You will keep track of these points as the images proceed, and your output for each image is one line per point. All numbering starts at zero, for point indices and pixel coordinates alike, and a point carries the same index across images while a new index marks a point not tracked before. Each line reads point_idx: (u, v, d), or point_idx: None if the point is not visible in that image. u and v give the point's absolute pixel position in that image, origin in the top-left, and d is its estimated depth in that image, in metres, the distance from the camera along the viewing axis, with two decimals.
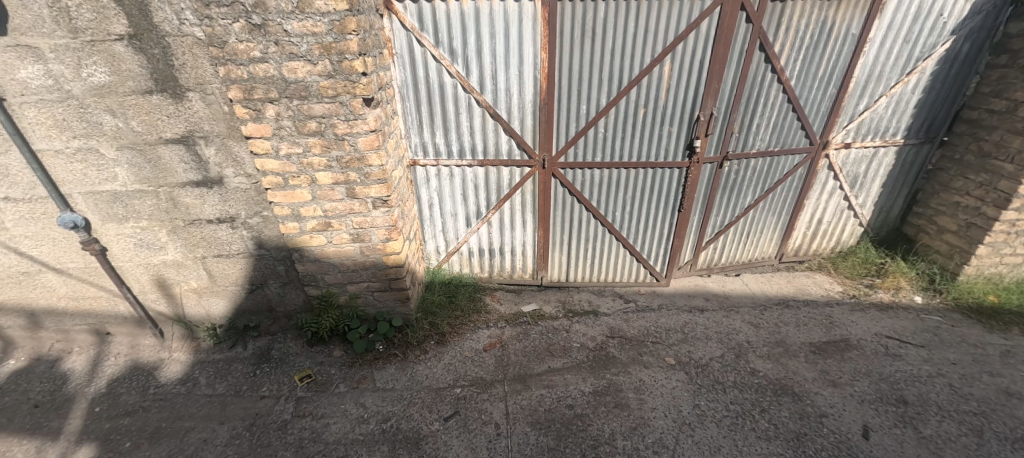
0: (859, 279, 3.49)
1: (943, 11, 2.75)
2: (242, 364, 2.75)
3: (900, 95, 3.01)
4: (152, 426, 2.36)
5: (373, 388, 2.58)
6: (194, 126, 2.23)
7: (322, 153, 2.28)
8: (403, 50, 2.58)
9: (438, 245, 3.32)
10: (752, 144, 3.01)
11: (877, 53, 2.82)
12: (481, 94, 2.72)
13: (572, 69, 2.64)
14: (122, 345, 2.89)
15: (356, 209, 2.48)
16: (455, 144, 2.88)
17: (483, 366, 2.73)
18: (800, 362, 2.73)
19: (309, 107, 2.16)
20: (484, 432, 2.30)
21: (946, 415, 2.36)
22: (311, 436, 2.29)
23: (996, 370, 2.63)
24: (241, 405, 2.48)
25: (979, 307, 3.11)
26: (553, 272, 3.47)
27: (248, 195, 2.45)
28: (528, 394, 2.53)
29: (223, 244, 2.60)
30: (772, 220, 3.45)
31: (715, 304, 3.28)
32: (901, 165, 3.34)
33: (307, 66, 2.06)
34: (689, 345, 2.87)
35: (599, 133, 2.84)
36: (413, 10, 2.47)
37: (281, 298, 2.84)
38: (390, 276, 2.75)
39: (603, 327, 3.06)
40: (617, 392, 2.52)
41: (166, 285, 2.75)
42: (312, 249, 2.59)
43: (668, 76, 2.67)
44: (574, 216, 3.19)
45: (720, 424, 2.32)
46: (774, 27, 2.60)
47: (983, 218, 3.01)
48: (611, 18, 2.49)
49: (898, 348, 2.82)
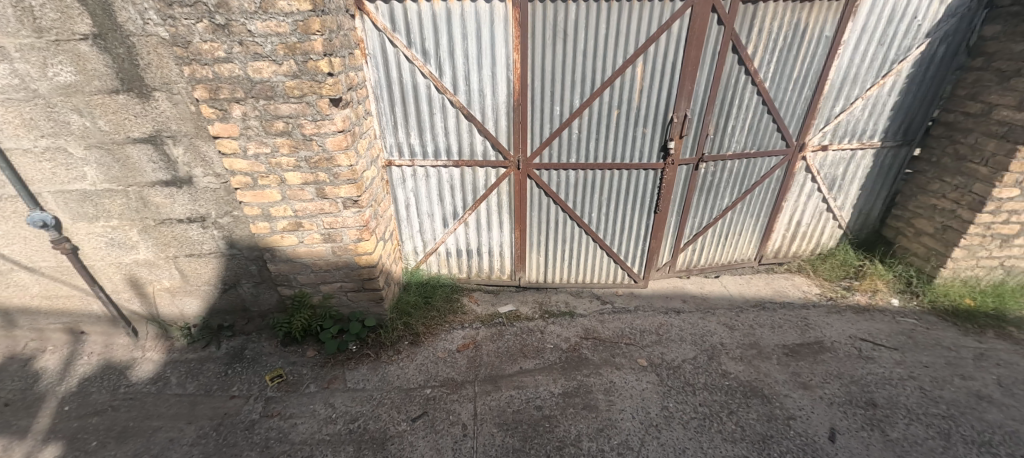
0: (837, 281, 3.49)
1: (917, 13, 2.74)
2: (214, 364, 2.75)
3: (876, 97, 3.01)
4: (120, 425, 2.36)
5: (344, 388, 2.58)
6: (162, 126, 2.23)
7: (290, 153, 2.29)
8: (375, 50, 2.57)
9: (416, 246, 3.32)
10: (728, 146, 3.01)
11: (852, 55, 2.82)
12: (455, 95, 2.72)
13: (545, 70, 2.64)
14: (96, 344, 2.88)
15: (327, 209, 2.48)
16: (429, 145, 2.89)
17: (455, 367, 2.73)
18: (773, 364, 2.72)
19: (275, 107, 2.16)
20: (451, 433, 2.30)
21: (914, 418, 2.36)
22: (278, 436, 2.30)
23: (968, 373, 2.63)
24: (211, 405, 2.48)
25: (955, 310, 3.10)
26: (531, 273, 3.47)
27: (218, 195, 2.45)
28: (498, 394, 2.53)
29: (195, 244, 2.60)
30: (751, 222, 3.45)
31: (692, 306, 3.28)
32: (879, 167, 3.33)
33: (272, 66, 2.06)
34: (663, 347, 2.87)
35: (573, 135, 2.84)
36: (385, 10, 2.47)
37: (254, 297, 2.84)
38: (363, 276, 2.75)
39: (578, 328, 3.06)
40: (586, 394, 2.52)
41: (139, 284, 2.76)
42: (283, 249, 2.59)
43: (641, 78, 2.67)
44: (551, 217, 3.19)
45: (687, 425, 2.32)
46: (747, 29, 2.60)
47: (959, 221, 3.00)
48: (582, 19, 2.49)
49: (872, 350, 2.82)
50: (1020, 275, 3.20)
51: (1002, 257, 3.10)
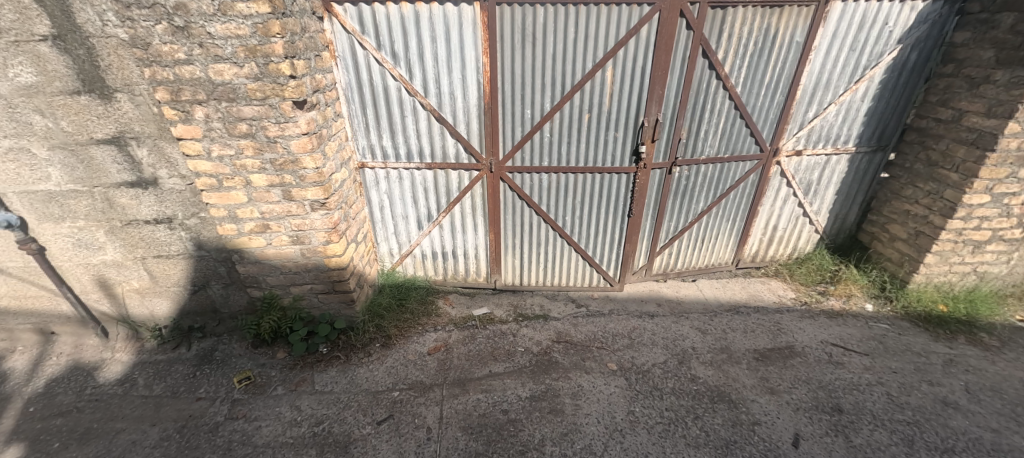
0: (813, 286, 3.51)
1: (888, 19, 2.75)
2: (183, 365, 2.74)
3: (849, 102, 3.01)
4: (83, 427, 2.34)
5: (311, 390, 2.57)
6: (125, 127, 2.23)
7: (255, 155, 2.28)
8: (345, 52, 2.57)
9: (391, 248, 3.32)
10: (702, 150, 3.01)
11: (823, 60, 2.82)
12: (426, 98, 2.72)
13: (515, 74, 2.65)
14: (66, 345, 2.87)
15: (294, 211, 2.47)
16: (402, 148, 2.89)
17: (424, 370, 2.73)
18: (742, 369, 2.72)
19: (238, 109, 2.15)
20: (415, 436, 2.29)
21: (879, 424, 2.36)
22: (241, 439, 2.29)
23: (936, 379, 2.63)
24: (176, 407, 2.47)
25: (928, 316, 3.10)
26: (507, 275, 3.48)
27: (184, 196, 2.45)
28: (465, 398, 2.53)
29: (163, 245, 2.60)
30: (727, 225, 3.46)
31: (666, 310, 3.28)
32: (854, 172, 3.34)
33: (233, 68, 2.05)
34: (634, 351, 2.87)
35: (545, 138, 2.84)
36: (353, 12, 2.46)
37: (224, 299, 2.83)
38: (333, 278, 2.74)
39: (550, 331, 3.06)
40: (553, 398, 2.52)
41: (108, 285, 2.75)
42: (251, 250, 2.59)
43: (611, 81, 2.67)
44: (525, 220, 3.19)
45: (652, 430, 2.32)
46: (716, 34, 2.61)
47: (931, 227, 3.01)
48: (550, 23, 2.49)
49: (842, 355, 2.82)
50: (993, 281, 3.21)
51: (974, 263, 3.10)
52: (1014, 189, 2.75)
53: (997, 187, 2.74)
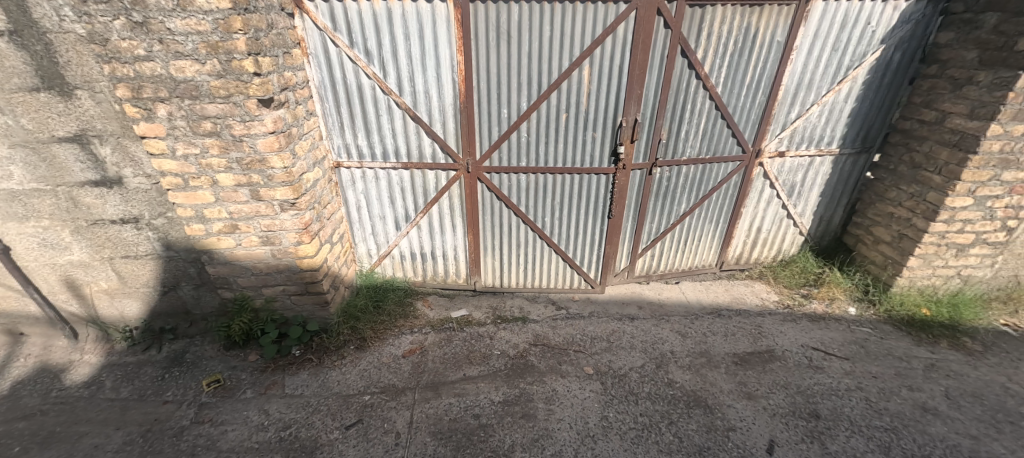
0: (796, 288, 3.47)
1: (871, 19, 2.70)
2: (153, 367, 2.70)
3: (832, 103, 2.97)
4: (46, 430, 2.29)
5: (281, 394, 2.52)
6: (87, 125, 2.18)
7: (220, 154, 2.23)
8: (317, 49, 2.52)
9: (369, 248, 3.28)
10: (683, 151, 2.97)
11: (805, 60, 2.78)
12: (400, 96, 2.68)
13: (490, 73, 2.60)
14: (34, 346, 2.82)
15: (263, 211, 2.42)
16: (377, 147, 2.84)
17: (397, 373, 2.68)
18: (720, 373, 2.68)
19: (201, 107, 2.10)
20: (383, 441, 2.25)
21: (856, 431, 2.32)
22: (205, 443, 2.24)
23: (916, 385, 2.59)
24: (142, 410, 2.43)
25: (911, 320, 3.06)
26: (486, 277, 3.44)
27: (150, 196, 2.40)
28: (437, 402, 2.49)
29: (130, 245, 2.55)
30: (710, 227, 3.41)
31: (647, 313, 3.24)
32: (838, 175, 3.31)
33: (195, 65, 2.01)
34: (612, 354, 2.83)
35: (522, 138, 2.79)
36: (325, 9, 2.41)
37: (195, 300, 2.79)
38: (305, 280, 2.70)
39: (528, 334, 3.01)
40: (526, 402, 2.47)
41: (76, 286, 2.70)
42: (221, 251, 2.54)
43: (587, 81, 2.63)
44: (504, 221, 3.15)
45: (624, 436, 2.27)
46: (695, 33, 2.56)
47: (914, 229, 2.97)
48: (525, 20, 2.45)
49: (822, 360, 2.78)
50: (977, 285, 3.18)
51: (958, 267, 3.07)
52: (997, 192, 2.71)
53: (980, 190, 2.70)
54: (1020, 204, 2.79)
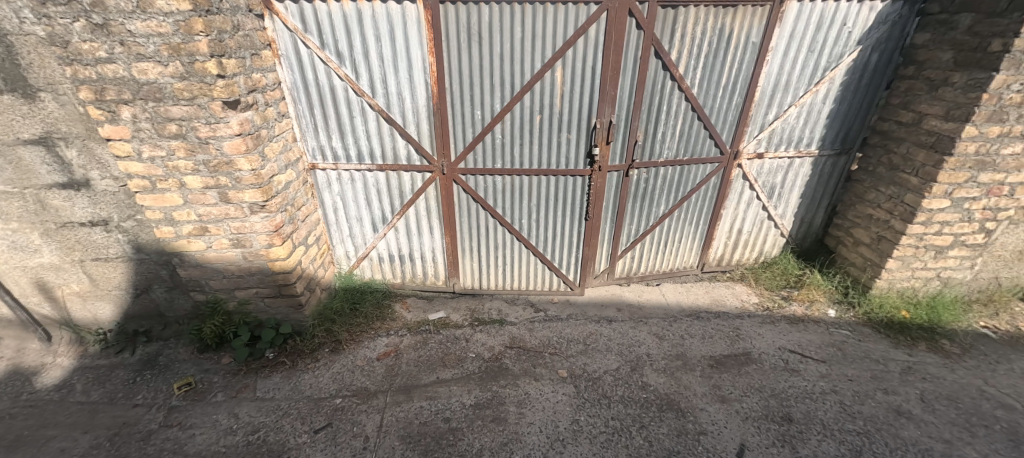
0: (776, 290, 3.46)
1: (847, 19, 2.69)
2: (125, 370, 2.68)
3: (810, 105, 2.96)
4: (13, 434, 2.28)
5: (252, 397, 2.51)
6: (52, 127, 2.17)
7: (187, 156, 2.22)
8: (288, 50, 2.50)
9: (347, 250, 3.27)
10: (659, 152, 2.95)
11: (781, 62, 2.77)
12: (373, 98, 2.66)
13: (463, 74, 2.59)
14: (7, 349, 2.80)
15: (232, 214, 2.41)
16: (352, 149, 2.82)
17: (370, 376, 2.67)
18: (694, 376, 2.67)
19: (166, 109, 2.09)
20: (351, 445, 2.23)
21: (828, 435, 2.30)
22: (173, 447, 2.22)
23: (891, 388, 2.57)
24: (111, 414, 2.41)
25: (890, 322, 3.04)
26: (465, 279, 3.43)
27: (118, 198, 2.39)
28: (408, 405, 2.47)
29: (101, 248, 2.54)
30: (690, 228, 3.40)
31: (626, 315, 3.23)
32: (818, 176, 3.29)
33: (157, 67, 1.99)
34: (587, 357, 2.82)
35: (497, 139, 2.78)
36: (295, 10, 2.40)
37: (168, 302, 2.78)
38: (278, 282, 2.69)
39: (504, 337, 3.00)
40: (498, 406, 2.46)
41: (48, 288, 2.68)
42: (191, 254, 2.54)
43: (561, 82, 2.62)
44: (481, 223, 3.14)
45: (594, 440, 2.26)
46: (668, 34, 2.55)
47: (892, 231, 2.95)
48: (496, 21, 2.43)
49: (799, 363, 2.77)
50: (957, 287, 3.17)
51: (937, 269, 3.05)
52: (974, 194, 2.70)
53: (956, 192, 2.68)
54: (998, 206, 2.77)
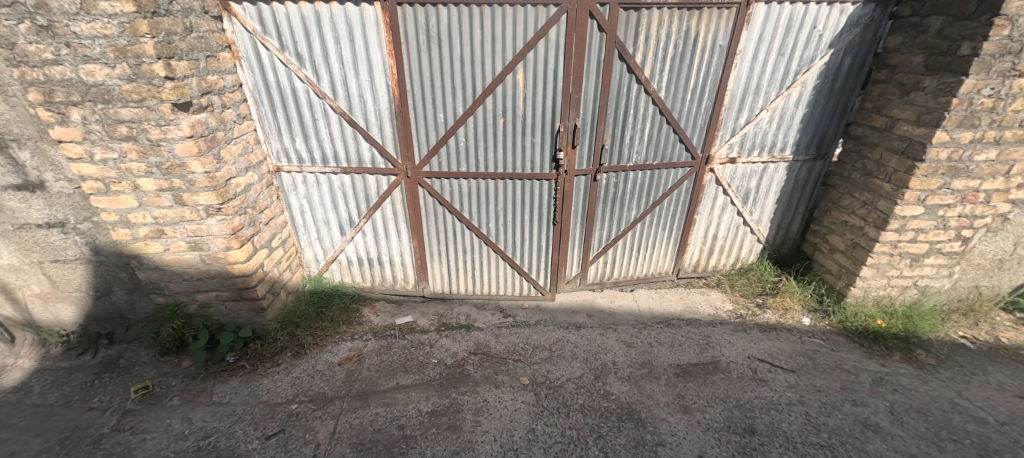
0: (751, 297, 3.40)
1: (816, 22, 2.64)
2: (84, 373, 2.66)
3: (782, 109, 2.91)
4: None
5: (208, 402, 2.47)
6: (3, 128, 2.15)
7: (139, 159, 2.21)
8: (247, 52, 2.49)
9: (316, 253, 3.25)
10: (628, 157, 2.92)
11: (750, 65, 2.72)
12: (335, 101, 2.64)
13: (424, 77, 2.56)
14: None
15: (188, 216, 2.39)
16: (316, 152, 2.80)
17: (330, 381, 2.63)
18: (659, 385, 2.61)
19: (115, 111, 2.08)
20: (301, 452, 2.19)
21: (791, 447, 2.22)
22: (121, 452, 2.19)
23: (861, 399, 2.49)
24: (65, 417, 2.38)
25: (865, 332, 2.97)
26: (435, 283, 3.40)
27: (74, 200, 2.39)
28: (363, 412, 2.42)
29: (59, 249, 2.53)
30: (663, 234, 3.35)
31: (595, 321, 3.18)
32: (793, 181, 3.24)
33: (105, 69, 1.98)
34: (551, 364, 2.77)
35: (461, 142, 2.76)
36: (253, 12, 2.38)
37: (130, 305, 2.78)
38: (238, 286, 2.66)
39: (469, 343, 2.96)
40: (454, 414, 2.41)
41: (9, 290, 2.66)
42: (149, 256, 2.53)
43: (523, 85, 2.60)
44: (449, 227, 3.11)
45: (548, 450, 2.20)
46: (632, 37, 2.52)
47: (867, 238, 2.89)
48: (455, 23, 2.41)
49: (767, 372, 2.70)
50: (935, 295, 3.09)
51: (914, 277, 2.98)
52: (948, 201, 2.63)
53: (930, 198, 2.61)
54: (974, 213, 2.70)
